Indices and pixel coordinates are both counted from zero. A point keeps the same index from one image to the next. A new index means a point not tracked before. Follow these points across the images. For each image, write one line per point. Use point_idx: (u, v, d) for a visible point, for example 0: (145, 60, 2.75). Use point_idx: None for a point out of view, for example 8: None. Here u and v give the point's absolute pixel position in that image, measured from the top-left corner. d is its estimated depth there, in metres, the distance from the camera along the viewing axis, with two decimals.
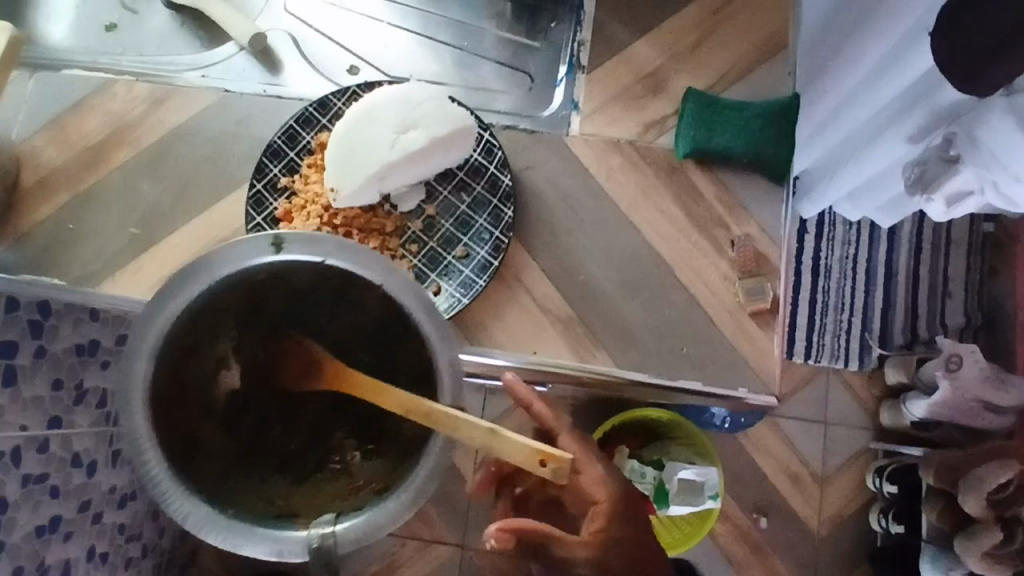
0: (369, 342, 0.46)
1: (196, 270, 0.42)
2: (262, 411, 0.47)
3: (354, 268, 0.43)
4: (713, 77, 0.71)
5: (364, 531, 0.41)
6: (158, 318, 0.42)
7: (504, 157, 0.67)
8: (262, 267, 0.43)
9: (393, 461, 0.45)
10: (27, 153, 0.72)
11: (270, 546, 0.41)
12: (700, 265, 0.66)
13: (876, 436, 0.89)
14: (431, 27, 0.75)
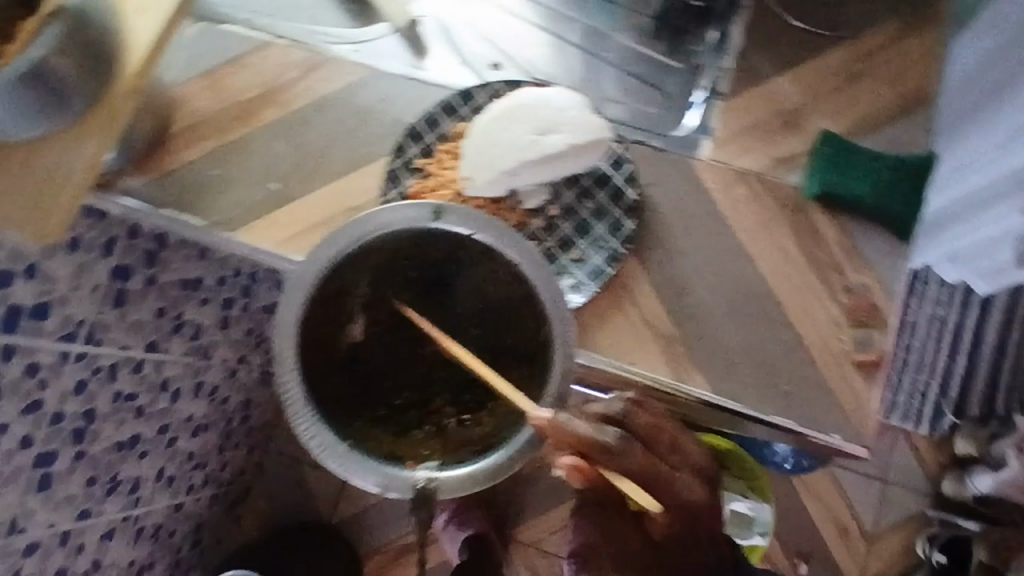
0: (483, 324, 0.61)
1: (366, 223, 0.56)
2: (386, 364, 0.62)
3: (493, 244, 0.56)
4: (851, 122, 0.70)
5: (458, 483, 0.56)
6: (317, 263, 0.56)
7: (632, 170, 0.68)
8: (414, 231, 0.57)
9: (478, 431, 0.59)
10: (179, 97, 0.76)
11: (379, 477, 0.56)
12: (810, 307, 0.66)
13: (933, 507, 1.10)
14: (578, 39, 0.80)
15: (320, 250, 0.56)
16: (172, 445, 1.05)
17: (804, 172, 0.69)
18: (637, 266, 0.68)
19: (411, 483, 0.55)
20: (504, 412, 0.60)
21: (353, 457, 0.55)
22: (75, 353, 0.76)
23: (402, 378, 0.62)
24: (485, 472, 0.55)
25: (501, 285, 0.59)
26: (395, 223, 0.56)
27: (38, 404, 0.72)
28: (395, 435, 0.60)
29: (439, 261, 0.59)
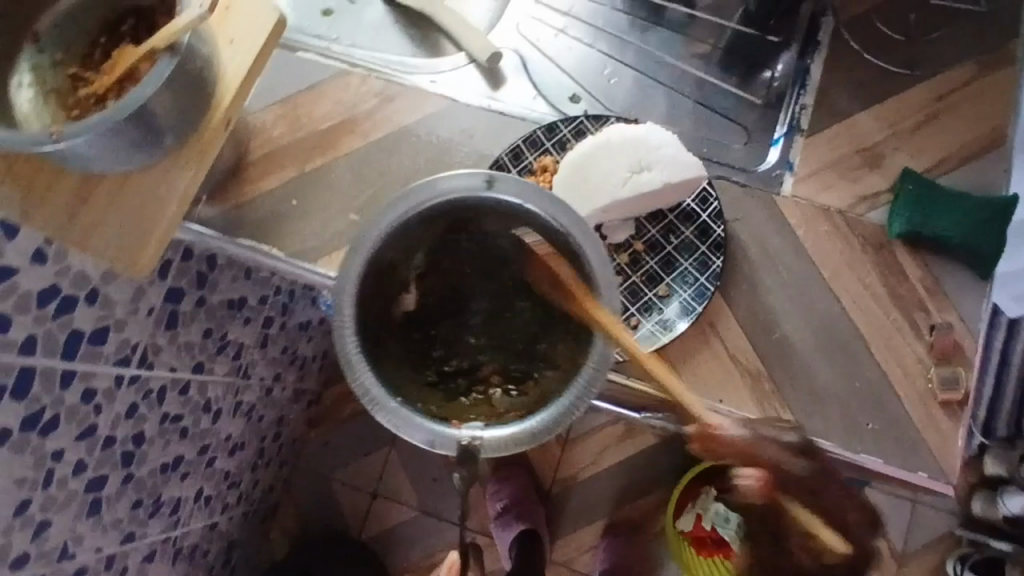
0: (534, 292, 0.56)
1: (423, 186, 0.53)
2: (429, 329, 0.56)
3: (547, 214, 0.53)
4: (933, 159, 0.70)
5: (507, 440, 0.51)
6: (377, 223, 0.53)
7: (718, 208, 0.68)
8: (466, 197, 0.54)
9: (526, 396, 0.55)
10: (258, 125, 0.77)
11: (426, 433, 0.51)
12: (895, 344, 0.67)
13: None
14: (655, 70, 0.77)
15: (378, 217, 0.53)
16: None
17: (886, 208, 0.69)
18: (722, 303, 0.68)
19: (457, 441, 0.51)
20: (553, 378, 0.54)
21: (400, 414, 0.51)
22: None
23: (451, 344, 0.56)
24: (531, 430, 0.51)
25: (551, 246, 0.55)
26: (446, 191, 0.53)
27: None
28: (442, 400, 0.55)
29: (494, 229, 0.56)
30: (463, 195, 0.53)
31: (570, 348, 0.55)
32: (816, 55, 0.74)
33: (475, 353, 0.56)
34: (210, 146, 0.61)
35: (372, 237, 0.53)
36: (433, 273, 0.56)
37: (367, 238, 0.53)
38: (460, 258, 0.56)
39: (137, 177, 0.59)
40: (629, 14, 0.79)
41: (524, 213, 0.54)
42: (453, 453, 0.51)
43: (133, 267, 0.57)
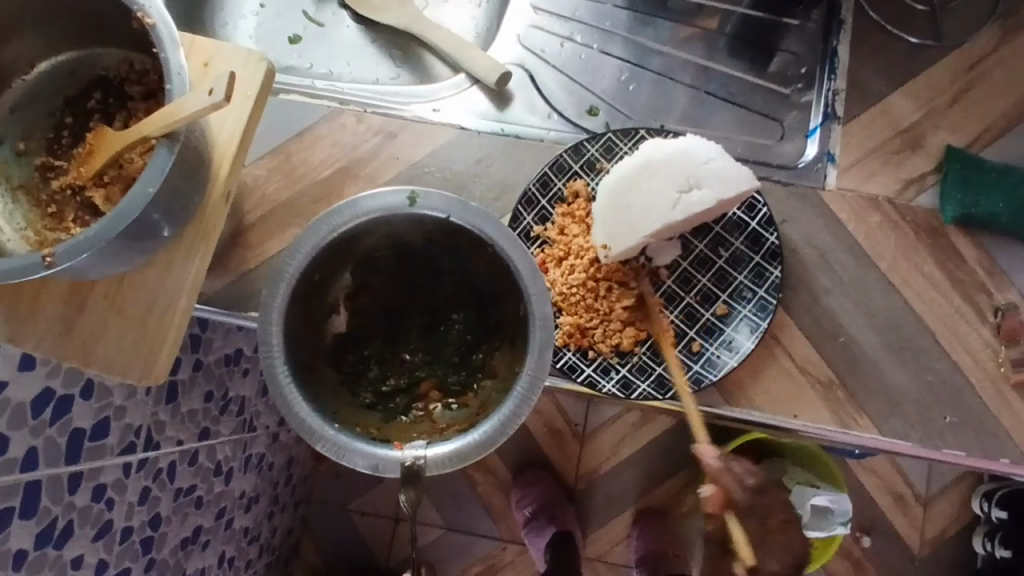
0: (469, 304, 0.51)
1: (339, 210, 0.46)
2: (369, 351, 0.52)
3: (476, 228, 0.46)
4: (973, 134, 0.67)
5: (452, 457, 0.45)
6: (296, 255, 0.45)
7: (768, 213, 0.64)
8: (387, 217, 0.46)
9: (464, 408, 0.50)
10: (251, 184, 0.70)
11: (368, 458, 0.45)
12: (961, 331, 0.64)
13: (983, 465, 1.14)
14: (675, 69, 0.73)
15: (295, 245, 0.45)
16: (229, 528, 0.98)
17: (934, 191, 0.66)
18: (783, 314, 0.65)
19: (401, 462, 0.45)
20: (494, 388, 0.49)
21: (340, 439, 0.45)
22: (136, 463, 0.68)
23: (387, 361, 0.52)
24: (474, 444, 0.45)
25: (483, 258, 0.48)
26: (370, 211, 0.46)
27: (107, 526, 0.66)
28: (381, 422, 0.49)
29: (420, 240, 0.49)
30: (384, 214, 0.46)
31: (506, 356, 0.50)
32: (841, 35, 0.71)
33: (411, 379, 0.51)
34: (214, 225, 0.58)
35: (295, 263, 0.45)
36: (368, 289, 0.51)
37: (289, 266, 0.45)
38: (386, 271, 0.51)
39: (134, 277, 0.58)
40: (630, 10, 0.75)
41: (449, 224, 0.47)
42: (398, 476, 0.45)
43: (149, 375, 0.58)
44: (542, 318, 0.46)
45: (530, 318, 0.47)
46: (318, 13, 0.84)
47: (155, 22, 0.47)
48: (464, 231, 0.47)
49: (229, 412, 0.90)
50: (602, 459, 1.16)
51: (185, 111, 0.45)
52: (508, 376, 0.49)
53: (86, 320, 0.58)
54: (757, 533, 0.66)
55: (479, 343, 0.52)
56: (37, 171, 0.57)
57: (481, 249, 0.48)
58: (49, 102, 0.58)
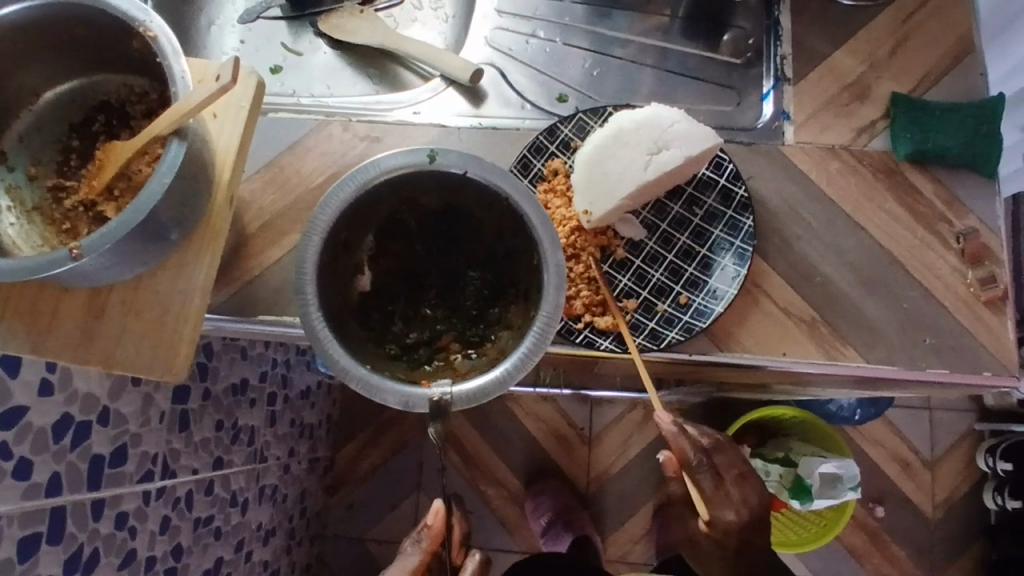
0: (482, 260, 0.55)
1: (366, 169, 0.49)
2: (390, 308, 0.54)
3: (490, 181, 0.50)
4: (914, 80, 0.73)
5: (476, 393, 0.48)
6: (327, 209, 0.49)
7: (735, 169, 0.69)
8: (409, 176, 0.50)
9: (483, 357, 0.53)
10: (248, 197, 0.73)
11: (398, 396, 0.48)
12: (929, 259, 0.69)
13: (979, 418, 1.25)
14: (637, 53, 0.79)
15: (327, 200, 0.49)
16: (249, 558, 1.12)
17: (886, 135, 0.72)
18: (761, 261, 0.69)
19: (429, 398, 0.48)
20: (510, 337, 0.53)
21: (373, 379, 0.48)
22: (154, 491, 0.85)
23: (410, 316, 0.54)
24: (497, 381, 0.49)
25: (495, 216, 0.52)
26: (391, 168, 0.50)
27: (132, 554, 0.81)
28: (407, 370, 0.52)
29: (438, 202, 0.53)
30: (404, 172, 0.50)
31: (521, 308, 0.53)
32: (782, 6, 0.76)
33: (432, 334, 0.54)
34: (219, 230, 0.61)
35: (325, 218, 0.49)
36: (389, 249, 0.54)
37: (320, 219, 0.49)
38: (405, 233, 0.54)
39: (148, 280, 0.61)
40: (587, 4, 0.81)
41: (465, 182, 0.51)
42: (427, 412, 0.49)
43: (170, 371, 0.60)
44: (554, 262, 0.50)
45: (543, 266, 0.51)
46: (295, 43, 0.90)
47: (157, 34, 0.53)
48: (480, 188, 0.51)
49: (239, 442, 1.06)
50: (609, 461, 1.35)
51: (191, 103, 0.50)
52: (525, 323, 0.52)
53: (104, 327, 0.61)
54: (713, 494, 0.71)
55: (496, 300, 0.54)
56: (49, 193, 0.61)
57: (496, 208, 0.52)
58: (54, 130, 0.62)
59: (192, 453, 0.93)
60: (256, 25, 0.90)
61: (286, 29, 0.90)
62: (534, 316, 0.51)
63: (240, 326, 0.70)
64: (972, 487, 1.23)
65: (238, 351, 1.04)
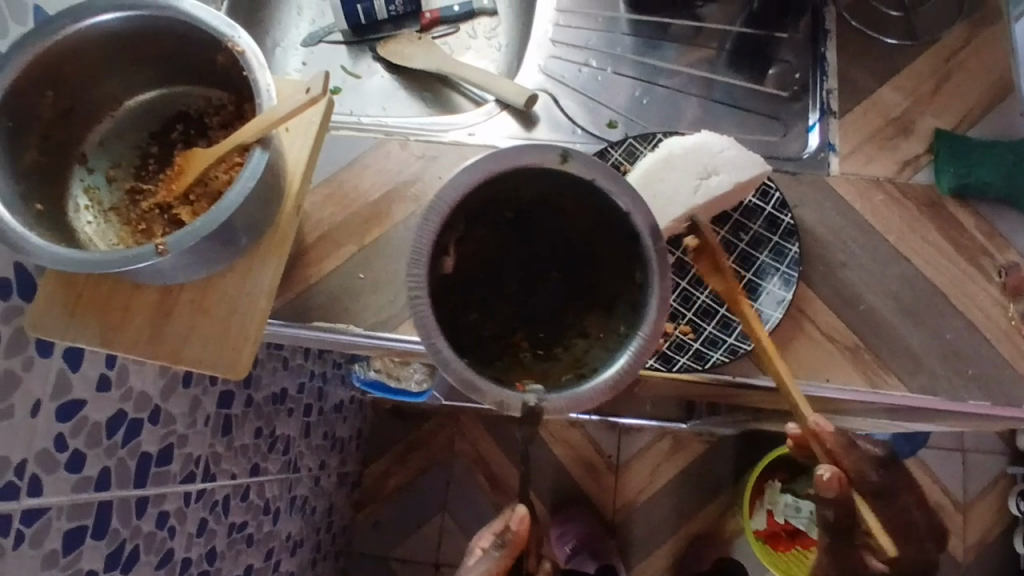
0: (563, 260, 0.57)
1: (496, 158, 0.49)
2: (469, 294, 0.55)
3: (611, 193, 0.51)
4: (955, 117, 0.75)
5: (567, 404, 0.49)
6: (451, 191, 0.49)
7: (781, 197, 0.71)
8: (531, 171, 0.51)
9: (561, 361, 0.55)
10: (308, 208, 0.76)
11: (493, 395, 0.50)
12: (971, 291, 0.69)
13: (1013, 461, 1.23)
14: (686, 84, 0.81)
15: (450, 182, 0.49)
16: (277, 568, 1.14)
17: (930, 169, 0.73)
18: (805, 287, 0.70)
19: (523, 402, 0.49)
20: (589, 346, 0.55)
21: (471, 374, 0.49)
22: (195, 493, 0.87)
23: (487, 305, 0.56)
24: (594, 393, 0.50)
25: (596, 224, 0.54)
26: (518, 161, 0.49)
27: (170, 554, 0.83)
28: (487, 366, 0.53)
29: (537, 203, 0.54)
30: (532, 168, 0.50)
31: (600, 319, 0.55)
32: (828, 43, 0.79)
33: (503, 333, 0.56)
34: (285, 238, 0.64)
35: (445, 200, 0.49)
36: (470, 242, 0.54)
37: (440, 201, 0.49)
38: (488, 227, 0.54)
39: (216, 283, 0.64)
40: (636, 37, 0.84)
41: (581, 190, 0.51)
42: (515, 414, 0.50)
43: (233, 369, 0.63)
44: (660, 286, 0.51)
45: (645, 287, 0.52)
46: (354, 67, 0.94)
47: (244, 50, 0.56)
48: (590, 197, 0.52)
49: (275, 450, 1.09)
50: (637, 490, 1.35)
51: (280, 115, 0.54)
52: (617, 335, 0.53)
53: (172, 325, 0.64)
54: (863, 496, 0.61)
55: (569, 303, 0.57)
56: (126, 195, 0.65)
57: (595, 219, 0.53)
58: (135, 137, 0.66)
59: (232, 458, 0.95)
60: (318, 48, 0.95)
61: (346, 53, 0.95)
62: (629, 331, 0.52)
63: (301, 333, 0.73)
64: (1004, 532, 1.21)
65: (280, 361, 1.06)
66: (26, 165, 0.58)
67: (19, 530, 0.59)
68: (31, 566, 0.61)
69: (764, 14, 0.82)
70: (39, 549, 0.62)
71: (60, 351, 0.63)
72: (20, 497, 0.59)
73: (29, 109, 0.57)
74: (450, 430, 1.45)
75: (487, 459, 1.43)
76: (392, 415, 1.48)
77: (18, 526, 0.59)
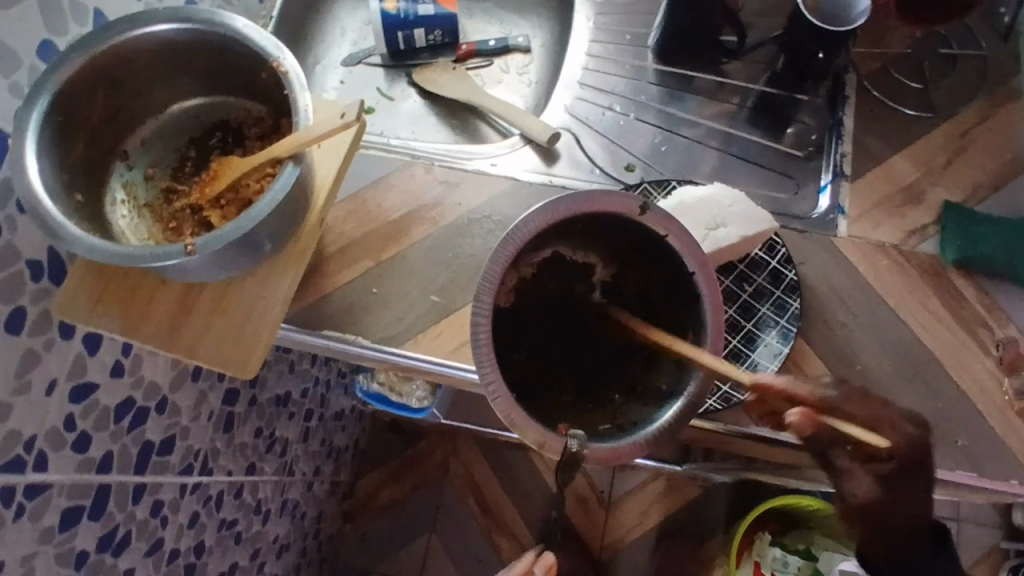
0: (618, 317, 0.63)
1: (584, 200, 0.55)
2: (522, 330, 0.62)
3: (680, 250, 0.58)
4: (965, 191, 0.77)
5: (607, 452, 0.55)
6: (534, 221, 0.55)
7: (786, 253, 0.73)
8: (609, 217, 0.58)
9: (600, 408, 0.60)
10: (331, 221, 0.79)
11: (537, 434, 0.54)
12: (967, 362, 0.71)
13: (1007, 536, 1.22)
14: (706, 136, 0.84)
15: (532, 214, 0.55)
16: (261, 570, 1.16)
17: (936, 239, 0.75)
18: (803, 342, 0.72)
19: (566, 446, 0.54)
20: (633, 401, 0.60)
21: (516, 409, 0.54)
22: (191, 485, 0.89)
23: (537, 344, 0.62)
24: (633, 448, 0.55)
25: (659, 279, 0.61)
26: (600, 207, 0.56)
27: (160, 543, 0.85)
28: (534, 406, 0.59)
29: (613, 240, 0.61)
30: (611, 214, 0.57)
31: (646, 378, 0.61)
32: (846, 108, 0.82)
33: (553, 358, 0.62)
34: (306, 247, 0.67)
35: (526, 231, 0.55)
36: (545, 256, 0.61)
37: (519, 230, 0.55)
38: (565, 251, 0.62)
39: (236, 285, 0.67)
40: (662, 86, 0.87)
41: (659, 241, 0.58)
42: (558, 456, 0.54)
43: (243, 369, 0.65)
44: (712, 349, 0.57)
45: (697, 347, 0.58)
46: (389, 90, 0.98)
47: (287, 70, 0.60)
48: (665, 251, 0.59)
49: (273, 452, 1.11)
50: (627, 527, 1.35)
51: (315, 134, 0.57)
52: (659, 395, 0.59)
53: (190, 322, 0.66)
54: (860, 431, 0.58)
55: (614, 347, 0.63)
56: (161, 193, 0.68)
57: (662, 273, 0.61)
58: (175, 140, 0.70)
59: (230, 455, 0.98)
60: (357, 69, 0.99)
61: (383, 76, 0.99)
62: (672, 393, 0.58)
63: (312, 341, 0.75)
64: None
65: (287, 364, 1.09)
66: (72, 157, 0.62)
67: (20, 503, 0.62)
68: (27, 539, 0.64)
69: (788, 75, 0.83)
70: (36, 524, 0.64)
71: (81, 335, 0.66)
72: (25, 471, 0.62)
73: (80, 107, 0.61)
74: (446, 449, 1.46)
75: (479, 483, 1.44)
76: (391, 428, 1.50)
77: (20, 500, 0.62)
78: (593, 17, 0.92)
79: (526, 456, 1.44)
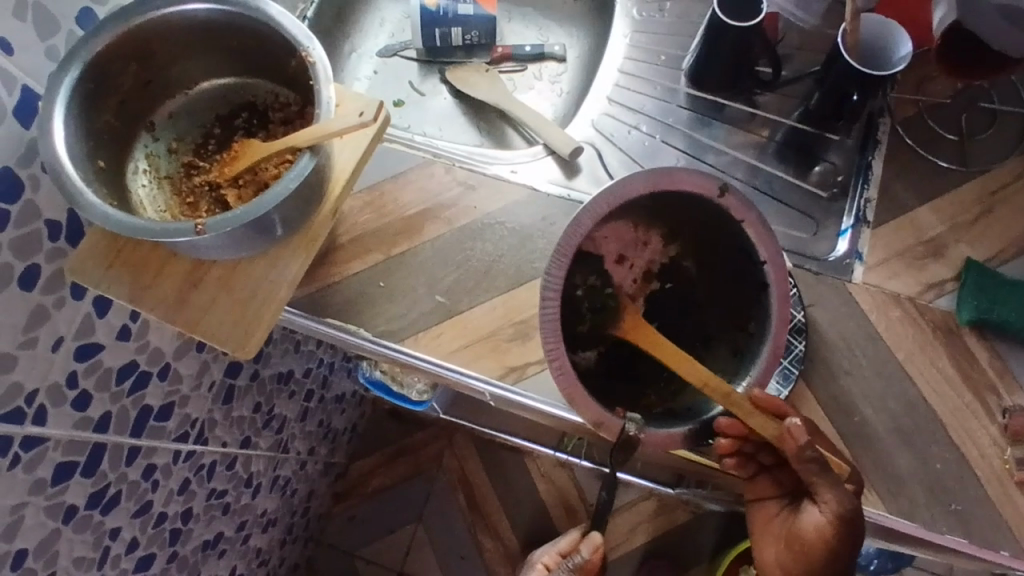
0: (681, 303, 0.69)
1: (670, 176, 0.59)
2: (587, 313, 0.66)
3: (756, 242, 0.60)
4: (985, 252, 0.76)
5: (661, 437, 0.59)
6: (616, 191, 0.58)
7: (797, 294, 0.74)
8: (687, 197, 0.62)
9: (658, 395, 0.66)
10: (347, 212, 0.80)
11: (594, 414, 0.59)
12: (970, 427, 0.69)
13: None
14: (727, 164, 0.83)
15: (619, 184, 0.58)
16: (245, 543, 1.17)
17: (953, 295, 0.74)
18: (804, 386, 0.71)
19: (622, 428, 0.58)
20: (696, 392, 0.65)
21: (578, 390, 0.58)
22: (184, 453, 0.90)
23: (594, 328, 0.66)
24: (685, 434, 0.60)
25: (728, 269, 0.65)
26: (684, 185, 0.59)
27: (147, 507, 0.86)
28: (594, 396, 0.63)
29: (687, 219, 0.65)
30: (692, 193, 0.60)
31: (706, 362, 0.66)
32: (876, 152, 0.81)
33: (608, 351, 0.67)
34: (318, 236, 0.68)
35: (608, 200, 0.58)
36: (611, 233, 0.65)
37: (599, 199, 0.58)
38: (632, 229, 0.66)
39: (245, 266, 0.67)
40: (691, 110, 0.86)
41: (733, 225, 0.61)
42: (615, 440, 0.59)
43: (242, 349, 0.66)
44: (773, 341, 0.60)
45: (757, 335, 0.63)
46: (421, 85, 0.99)
47: (315, 60, 0.60)
48: (740, 236, 0.62)
49: (269, 428, 1.12)
50: (612, 543, 1.35)
51: (335, 128, 0.58)
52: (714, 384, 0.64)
53: (197, 295, 0.67)
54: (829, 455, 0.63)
55: (666, 328, 0.69)
56: (182, 167, 0.70)
57: (724, 260, 0.65)
58: (202, 116, 0.71)
59: (227, 427, 0.99)
60: (391, 60, 1.00)
61: (416, 70, 0.99)
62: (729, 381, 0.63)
63: (316, 330, 0.76)
64: None
65: (292, 344, 1.10)
66: (99, 125, 0.63)
67: (16, 454, 0.63)
68: (19, 489, 0.65)
69: (820, 113, 0.81)
70: (30, 475, 0.66)
71: (91, 298, 0.67)
72: (24, 424, 0.63)
73: (113, 77, 0.62)
74: (442, 442, 1.47)
75: (471, 480, 1.44)
76: (391, 416, 1.51)
77: (16, 451, 0.63)
78: (631, 34, 0.92)
79: (521, 459, 1.44)
